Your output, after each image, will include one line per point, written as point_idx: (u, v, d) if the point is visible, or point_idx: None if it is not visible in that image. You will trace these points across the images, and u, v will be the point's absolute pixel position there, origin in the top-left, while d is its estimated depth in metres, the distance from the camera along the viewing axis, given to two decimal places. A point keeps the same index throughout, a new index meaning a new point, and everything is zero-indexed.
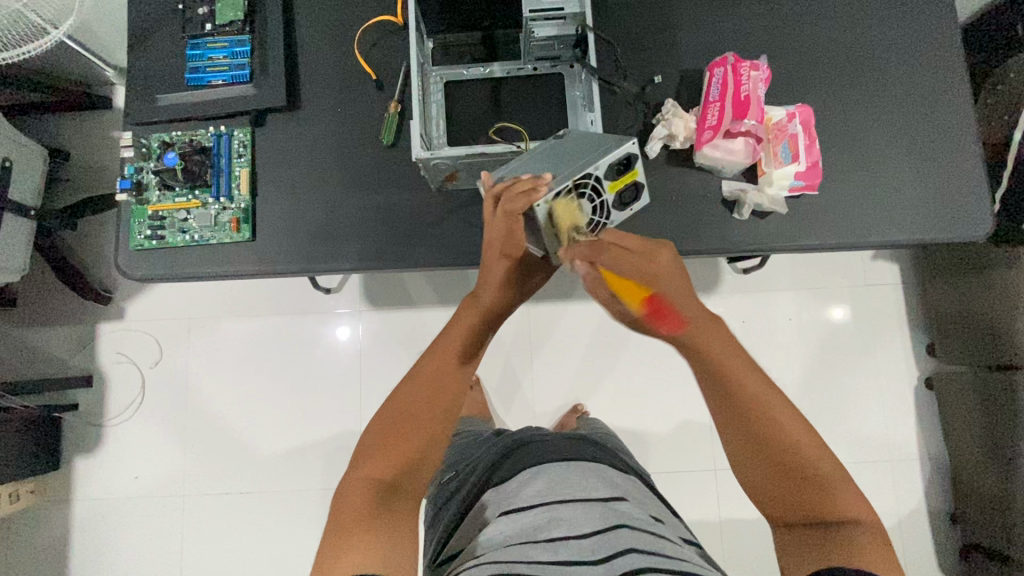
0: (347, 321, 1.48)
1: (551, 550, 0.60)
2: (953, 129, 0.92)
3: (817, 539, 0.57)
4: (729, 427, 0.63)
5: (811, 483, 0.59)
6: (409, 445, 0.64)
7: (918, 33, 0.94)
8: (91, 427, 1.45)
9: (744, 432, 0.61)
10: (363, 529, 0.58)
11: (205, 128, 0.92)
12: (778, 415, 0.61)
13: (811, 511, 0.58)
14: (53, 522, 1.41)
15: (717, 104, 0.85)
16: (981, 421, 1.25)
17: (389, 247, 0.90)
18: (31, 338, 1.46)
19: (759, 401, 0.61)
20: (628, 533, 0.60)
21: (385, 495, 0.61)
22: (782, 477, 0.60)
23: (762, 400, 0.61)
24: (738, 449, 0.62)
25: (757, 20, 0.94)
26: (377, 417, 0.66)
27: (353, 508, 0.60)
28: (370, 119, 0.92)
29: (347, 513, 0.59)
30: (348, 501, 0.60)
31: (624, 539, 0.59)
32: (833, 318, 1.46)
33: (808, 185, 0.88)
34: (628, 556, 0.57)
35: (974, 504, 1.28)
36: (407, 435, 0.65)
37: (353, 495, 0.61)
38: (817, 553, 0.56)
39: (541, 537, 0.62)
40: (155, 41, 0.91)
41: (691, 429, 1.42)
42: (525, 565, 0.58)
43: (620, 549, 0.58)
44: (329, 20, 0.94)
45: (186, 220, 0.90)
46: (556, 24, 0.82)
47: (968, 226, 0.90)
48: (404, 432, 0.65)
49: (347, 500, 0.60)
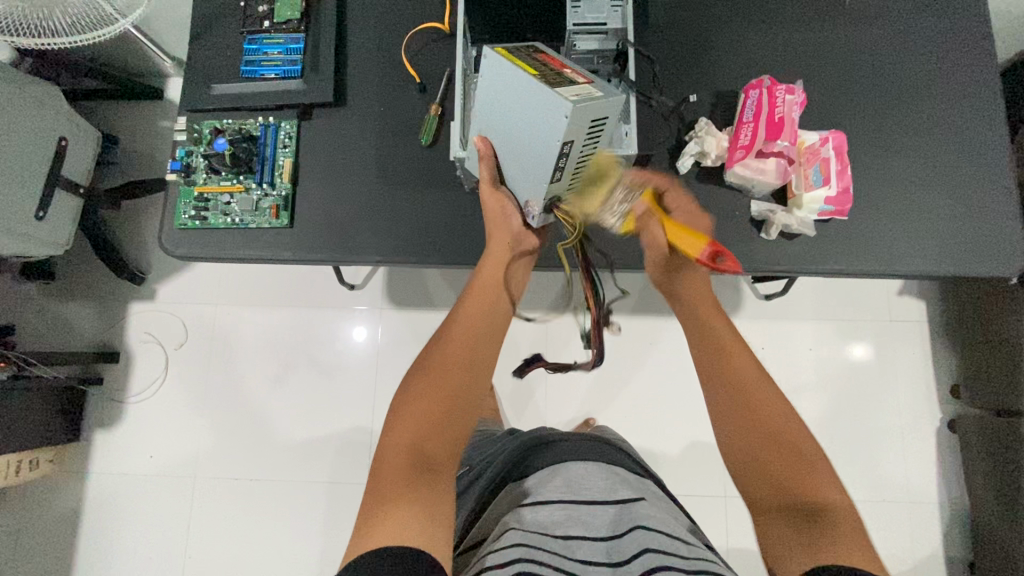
0: (368, 320, 1.51)
1: (567, 548, 0.64)
2: (988, 165, 0.92)
3: (801, 526, 0.59)
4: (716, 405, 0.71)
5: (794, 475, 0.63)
6: (433, 409, 0.68)
7: (959, 69, 0.95)
8: (113, 402, 1.49)
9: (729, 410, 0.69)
10: (400, 497, 0.61)
11: (254, 118, 0.96)
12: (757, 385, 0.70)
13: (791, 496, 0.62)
14: (69, 492, 1.44)
15: (750, 126, 0.86)
16: (1006, 468, 1.21)
17: (419, 244, 0.93)
18: (67, 312, 1.52)
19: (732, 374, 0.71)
20: (642, 535, 0.63)
21: (420, 469, 0.64)
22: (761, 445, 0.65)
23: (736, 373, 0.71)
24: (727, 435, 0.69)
25: (796, 48, 0.95)
26: (425, 376, 0.71)
27: (389, 475, 0.63)
28: (410, 120, 0.96)
29: (385, 480, 0.63)
30: (384, 467, 0.64)
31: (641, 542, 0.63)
32: (854, 352, 1.44)
33: (839, 210, 0.88)
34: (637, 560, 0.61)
35: (995, 554, 1.25)
36: (444, 386, 0.70)
37: (388, 460, 0.65)
38: (806, 546, 0.58)
39: (560, 533, 0.66)
40: (216, 35, 0.97)
41: (704, 452, 1.41)
42: (544, 554, 0.61)
43: (635, 549, 0.61)
44: (381, 24, 0.98)
45: (228, 204, 0.94)
46: (598, 39, 0.85)
47: (998, 264, 0.90)
48: (442, 384, 0.70)
49: (383, 468, 0.64)
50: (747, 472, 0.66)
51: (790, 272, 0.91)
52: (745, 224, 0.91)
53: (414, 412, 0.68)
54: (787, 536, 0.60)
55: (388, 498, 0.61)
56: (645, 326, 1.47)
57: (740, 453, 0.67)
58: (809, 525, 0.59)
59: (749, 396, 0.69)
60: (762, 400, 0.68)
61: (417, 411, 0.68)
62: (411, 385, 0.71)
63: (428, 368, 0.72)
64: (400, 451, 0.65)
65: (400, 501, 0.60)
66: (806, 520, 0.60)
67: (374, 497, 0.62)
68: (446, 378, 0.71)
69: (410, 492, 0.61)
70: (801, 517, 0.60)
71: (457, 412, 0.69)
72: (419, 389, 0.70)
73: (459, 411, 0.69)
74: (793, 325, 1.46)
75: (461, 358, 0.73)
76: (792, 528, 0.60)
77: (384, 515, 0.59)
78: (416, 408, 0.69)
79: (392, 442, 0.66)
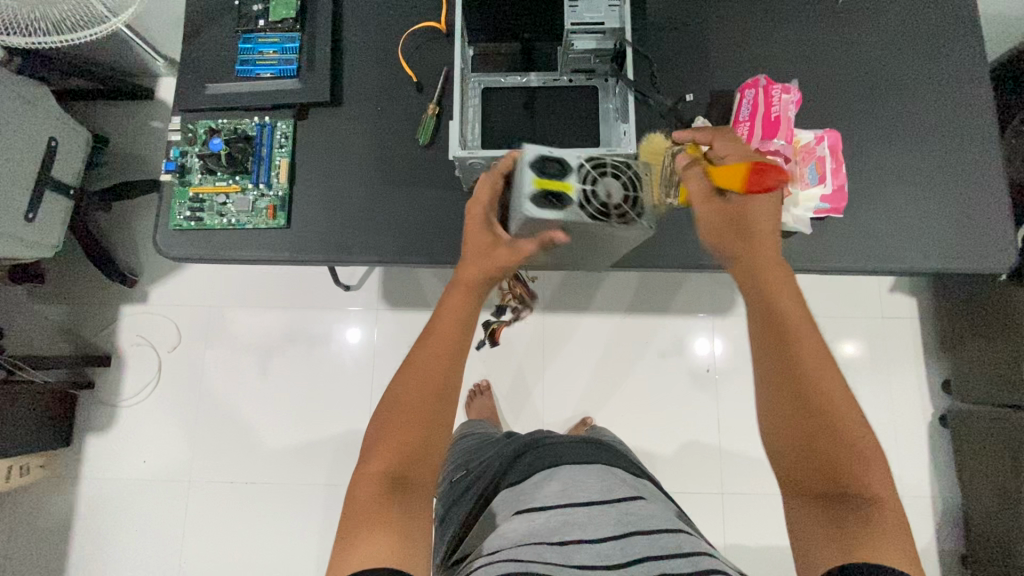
0: (361, 322, 1.50)
1: (564, 554, 0.62)
2: (979, 162, 0.94)
3: (834, 520, 0.56)
4: (764, 372, 0.62)
5: (842, 461, 0.57)
6: (412, 431, 0.62)
7: (950, 68, 0.96)
8: (106, 406, 1.47)
9: (775, 375, 0.61)
10: (374, 521, 0.57)
11: (250, 118, 0.95)
12: (806, 352, 0.61)
13: (836, 484, 0.57)
14: (60, 497, 1.42)
15: (747, 124, 0.88)
16: (995, 461, 1.24)
17: (418, 244, 0.93)
18: (57, 316, 1.49)
19: (786, 332, 0.61)
20: (644, 542, 0.62)
21: (398, 492, 0.60)
22: (813, 431, 0.58)
23: (789, 331, 0.61)
24: (769, 403, 0.61)
25: (791, 48, 0.96)
26: (396, 399, 0.63)
27: (362, 505, 0.59)
28: (408, 120, 0.96)
29: (358, 503, 0.59)
30: (356, 495, 0.60)
31: (640, 546, 0.61)
32: (846, 349, 1.46)
33: (834, 208, 0.90)
34: (634, 566, 0.59)
35: (986, 547, 1.27)
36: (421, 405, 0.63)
37: (361, 491, 0.60)
38: (836, 540, 0.55)
39: (557, 540, 0.64)
40: (210, 34, 0.96)
41: (700, 450, 1.42)
42: (540, 564, 0.59)
43: (636, 556, 0.60)
44: (377, 23, 0.98)
45: (225, 205, 0.94)
46: (596, 38, 0.85)
47: (989, 259, 0.91)
48: (418, 402, 0.63)
49: (355, 496, 0.60)
50: (793, 448, 0.59)
51: (787, 269, 0.92)
52: None
53: (388, 438, 0.61)
54: (816, 525, 0.57)
55: (363, 522, 0.57)
56: (640, 325, 1.47)
57: (792, 415, 0.59)
58: (843, 515, 0.56)
59: (799, 362, 0.60)
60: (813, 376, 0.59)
61: (390, 436, 0.62)
62: (388, 407, 0.63)
63: (402, 392, 0.64)
64: (375, 480, 0.60)
65: (377, 523, 0.57)
66: (847, 514, 0.56)
67: (349, 524, 0.58)
68: (425, 399, 0.63)
69: (386, 522, 0.58)
70: (833, 504, 0.57)
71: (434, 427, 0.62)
72: (396, 411, 0.62)
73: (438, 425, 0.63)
74: None
75: (438, 375, 0.64)
76: (829, 525, 0.56)
77: (360, 538, 0.57)
78: (390, 431, 0.62)
79: (365, 469, 0.61)
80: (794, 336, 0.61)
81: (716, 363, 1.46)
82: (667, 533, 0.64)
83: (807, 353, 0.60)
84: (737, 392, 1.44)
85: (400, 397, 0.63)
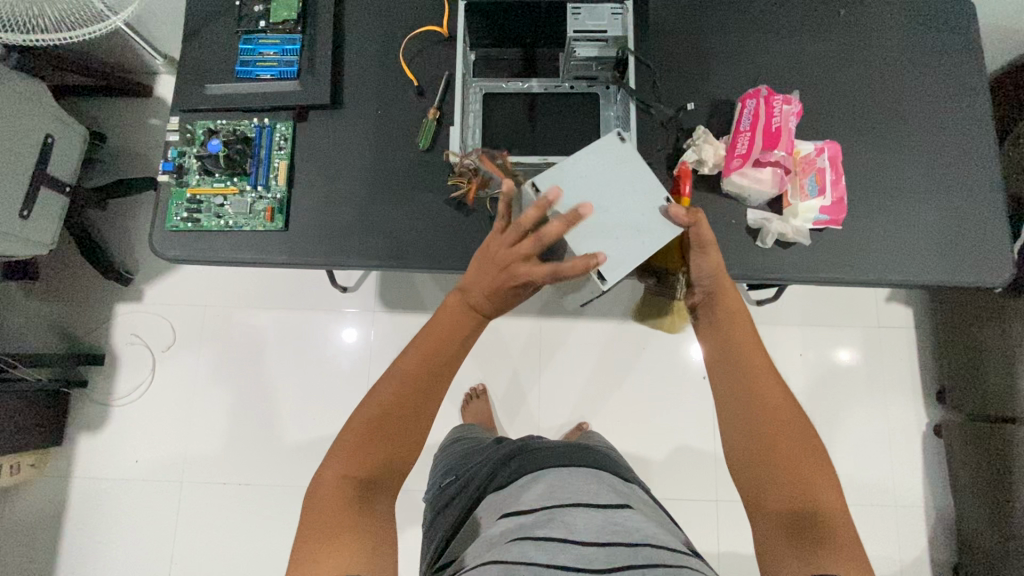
0: (357, 323, 1.50)
1: (548, 553, 0.60)
2: (977, 176, 0.94)
3: (797, 535, 0.61)
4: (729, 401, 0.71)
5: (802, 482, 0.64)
6: (384, 439, 0.65)
7: (949, 80, 0.96)
8: (97, 405, 1.46)
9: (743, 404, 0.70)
10: (343, 526, 0.59)
11: (249, 119, 0.95)
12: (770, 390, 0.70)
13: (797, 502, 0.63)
14: (51, 496, 1.41)
15: (747, 134, 0.87)
16: (987, 472, 1.24)
17: (415, 248, 0.92)
18: (49, 313, 1.48)
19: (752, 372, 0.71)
20: (625, 551, 0.61)
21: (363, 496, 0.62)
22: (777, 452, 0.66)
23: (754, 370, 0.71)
24: (736, 424, 0.69)
25: (792, 59, 0.97)
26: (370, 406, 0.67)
27: (324, 509, 0.60)
28: (408, 124, 0.95)
29: (324, 508, 0.60)
30: (323, 500, 0.61)
31: (622, 555, 0.60)
32: (841, 358, 1.46)
33: (833, 219, 0.90)
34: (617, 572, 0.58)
35: (978, 558, 1.27)
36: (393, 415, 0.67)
37: (324, 493, 0.61)
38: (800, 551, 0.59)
39: (539, 534, 0.63)
40: (210, 34, 0.95)
41: (695, 457, 1.42)
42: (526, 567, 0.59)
43: (617, 564, 0.59)
44: (378, 26, 0.98)
45: (222, 206, 0.93)
46: (597, 46, 0.85)
47: (985, 273, 0.92)
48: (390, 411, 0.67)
49: (323, 502, 0.61)
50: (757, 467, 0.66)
51: (785, 279, 0.92)
52: (741, 232, 0.92)
53: (358, 444, 0.65)
54: (779, 535, 0.61)
55: (333, 526, 0.58)
56: (637, 331, 1.47)
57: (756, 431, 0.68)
58: (807, 530, 0.61)
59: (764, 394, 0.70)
60: (775, 406, 0.69)
61: (363, 443, 0.65)
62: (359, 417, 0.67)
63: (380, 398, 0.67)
64: (339, 485, 0.62)
65: (343, 527, 0.58)
66: (809, 528, 0.61)
67: (307, 528, 0.59)
68: (399, 409, 0.67)
69: (345, 526, 0.59)
70: (798, 522, 0.61)
71: (405, 437, 0.66)
72: (371, 421, 0.66)
73: (406, 436, 0.67)
74: (784, 330, 1.47)
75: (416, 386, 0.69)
76: (792, 538, 0.61)
77: (327, 541, 0.57)
78: (361, 441, 0.65)
79: (333, 476, 0.63)
80: (760, 370, 0.72)
81: None
82: (650, 545, 0.62)
83: (767, 385, 0.70)
84: None
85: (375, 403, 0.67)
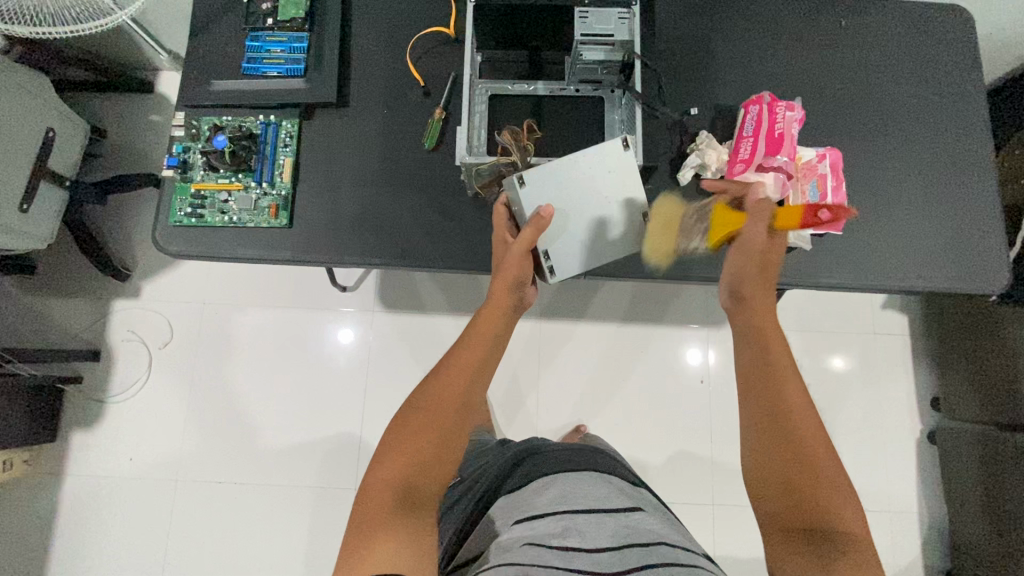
0: (354, 323, 1.49)
1: (562, 558, 0.61)
2: (975, 185, 0.96)
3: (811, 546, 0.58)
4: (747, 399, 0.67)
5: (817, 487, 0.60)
6: (427, 440, 0.64)
7: (948, 90, 0.98)
8: (93, 402, 1.44)
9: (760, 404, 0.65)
10: (389, 527, 0.58)
11: (254, 116, 0.95)
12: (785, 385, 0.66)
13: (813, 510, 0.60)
14: (43, 494, 1.39)
15: (751, 139, 0.89)
16: (981, 479, 1.25)
17: (419, 248, 0.92)
18: (45, 308, 1.47)
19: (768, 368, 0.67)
20: (640, 552, 0.61)
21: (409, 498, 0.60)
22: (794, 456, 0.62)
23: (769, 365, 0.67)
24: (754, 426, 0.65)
25: (795, 67, 0.98)
26: (411, 407, 0.66)
27: (375, 510, 0.59)
28: (414, 124, 0.96)
29: (369, 510, 0.59)
30: (367, 502, 0.60)
31: (636, 556, 0.61)
32: (838, 364, 1.47)
33: (834, 225, 0.91)
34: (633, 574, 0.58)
35: (972, 564, 1.28)
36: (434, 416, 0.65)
37: (372, 494, 0.60)
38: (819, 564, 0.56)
39: (555, 543, 0.63)
40: (217, 31, 0.95)
41: (693, 461, 1.42)
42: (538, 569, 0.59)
43: (633, 565, 0.59)
44: (385, 26, 0.98)
45: (226, 202, 0.93)
46: (604, 50, 0.85)
47: (982, 281, 0.93)
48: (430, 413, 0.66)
49: (367, 504, 0.60)
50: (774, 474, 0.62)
51: (787, 285, 0.93)
52: None
53: (403, 444, 0.63)
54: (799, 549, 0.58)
55: (376, 527, 0.58)
56: (636, 334, 1.48)
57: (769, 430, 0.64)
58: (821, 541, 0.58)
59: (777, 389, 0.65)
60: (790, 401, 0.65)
61: (404, 444, 0.63)
62: (403, 417, 0.66)
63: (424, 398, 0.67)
64: (388, 484, 0.61)
65: (388, 529, 0.57)
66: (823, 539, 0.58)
67: (356, 532, 0.58)
68: (441, 408, 0.66)
69: (396, 526, 0.58)
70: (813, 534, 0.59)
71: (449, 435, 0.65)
72: (412, 422, 0.65)
73: (450, 436, 0.65)
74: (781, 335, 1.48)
75: (457, 387, 0.68)
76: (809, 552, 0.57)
77: (371, 541, 0.57)
78: (404, 444, 0.64)
79: (376, 478, 0.62)
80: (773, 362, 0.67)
81: (709, 374, 1.46)
82: (665, 545, 0.63)
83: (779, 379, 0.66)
84: (730, 403, 1.45)
85: (419, 404, 0.66)
